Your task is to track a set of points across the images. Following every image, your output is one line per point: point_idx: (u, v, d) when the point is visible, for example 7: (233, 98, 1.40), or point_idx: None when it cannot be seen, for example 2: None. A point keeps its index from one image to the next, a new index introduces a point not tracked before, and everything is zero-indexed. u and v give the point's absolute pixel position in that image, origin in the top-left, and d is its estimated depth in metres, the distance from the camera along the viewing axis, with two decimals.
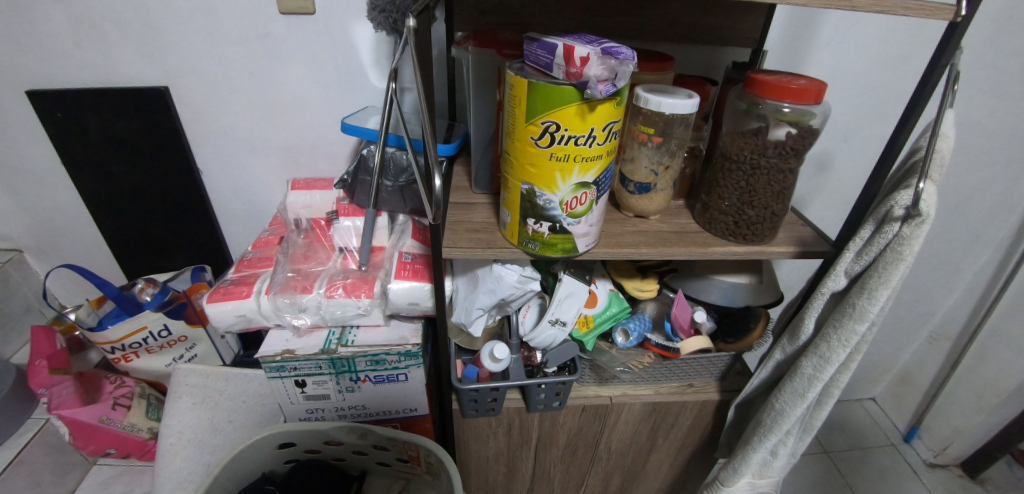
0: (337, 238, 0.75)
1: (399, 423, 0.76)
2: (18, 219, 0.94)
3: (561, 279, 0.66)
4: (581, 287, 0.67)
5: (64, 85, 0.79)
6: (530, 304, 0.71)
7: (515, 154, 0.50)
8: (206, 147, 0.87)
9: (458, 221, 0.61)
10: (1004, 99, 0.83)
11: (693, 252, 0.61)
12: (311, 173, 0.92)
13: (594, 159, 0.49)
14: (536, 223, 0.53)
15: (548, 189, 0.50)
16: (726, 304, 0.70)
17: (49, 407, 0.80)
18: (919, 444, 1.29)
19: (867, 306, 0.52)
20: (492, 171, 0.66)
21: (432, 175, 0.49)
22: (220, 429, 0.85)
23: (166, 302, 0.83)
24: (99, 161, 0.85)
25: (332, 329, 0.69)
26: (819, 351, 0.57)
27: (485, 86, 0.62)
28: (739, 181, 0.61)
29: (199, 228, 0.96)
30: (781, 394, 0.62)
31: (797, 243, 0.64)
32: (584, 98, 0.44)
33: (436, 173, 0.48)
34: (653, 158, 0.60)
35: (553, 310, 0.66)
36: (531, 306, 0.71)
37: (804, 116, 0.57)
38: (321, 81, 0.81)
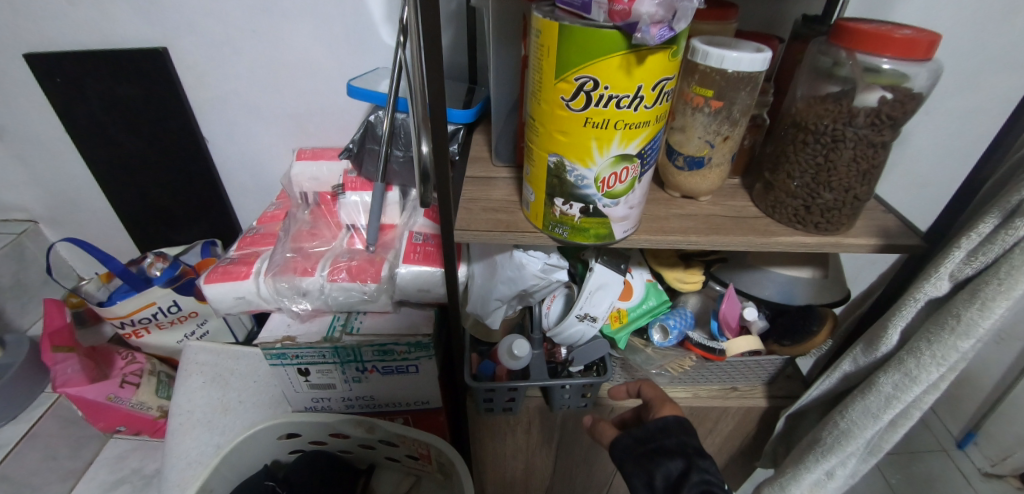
0: (343, 214, 0.68)
1: (410, 416, 0.71)
2: (29, 188, 0.92)
3: (592, 268, 0.57)
4: (616, 277, 0.58)
5: (61, 47, 0.74)
6: (555, 294, 0.63)
7: (542, 119, 0.41)
8: (210, 114, 0.81)
9: (475, 198, 0.53)
10: None
11: (752, 242, 0.51)
12: (318, 144, 0.85)
13: (640, 126, 0.39)
14: (565, 203, 0.44)
15: (581, 163, 0.41)
16: (781, 300, 0.61)
17: (55, 385, 0.78)
18: (974, 452, 1.15)
19: (977, 321, 0.41)
20: (515, 141, 0.57)
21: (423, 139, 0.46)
22: (230, 410, 0.82)
23: (176, 277, 0.80)
24: (103, 129, 0.81)
25: (337, 315, 0.63)
26: (903, 367, 0.46)
27: (509, 41, 0.52)
28: (815, 157, 0.50)
29: (207, 201, 0.91)
30: (848, 412, 0.52)
31: (880, 233, 0.53)
32: (632, 46, 0.35)
33: (422, 138, 0.45)
34: (708, 127, 0.50)
35: (581, 303, 0.58)
36: (556, 295, 0.63)
37: (904, 78, 0.45)
38: (328, 40, 0.73)
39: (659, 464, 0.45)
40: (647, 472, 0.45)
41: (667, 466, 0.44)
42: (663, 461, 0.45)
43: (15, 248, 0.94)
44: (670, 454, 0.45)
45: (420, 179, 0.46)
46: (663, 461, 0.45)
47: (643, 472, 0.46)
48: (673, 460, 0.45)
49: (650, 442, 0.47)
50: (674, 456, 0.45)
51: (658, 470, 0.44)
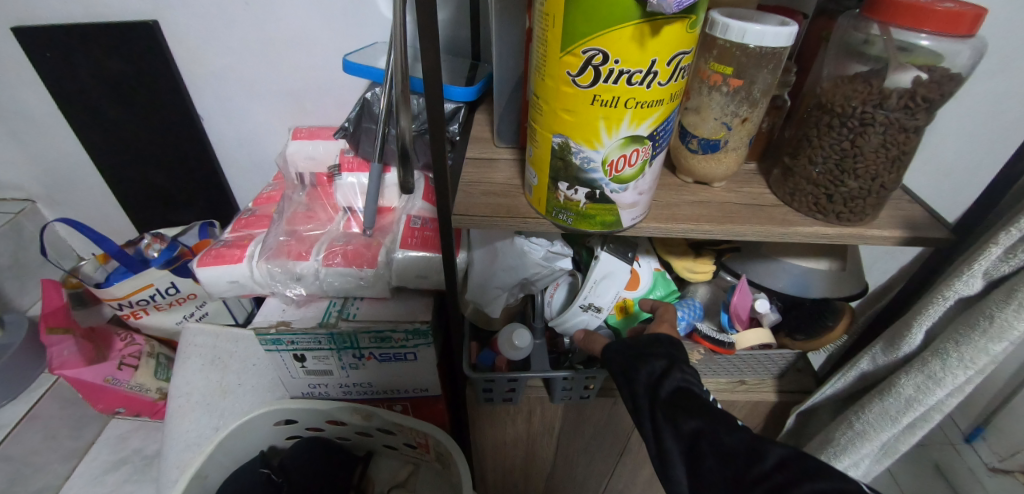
0: (340, 196, 0.65)
1: (408, 403, 0.70)
2: (26, 167, 0.90)
3: (595, 257, 0.56)
4: (623, 266, 0.56)
5: (49, 19, 0.71)
6: (558, 282, 0.61)
7: (546, 96, 0.38)
8: (204, 90, 0.79)
9: (475, 181, 0.50)
10: None
11: (769, 232, 0.48)
12: (316, 122, 0.82)
13: (654, 105, 0.36)
14: (569, 188, 0.41)
15: (588, 144, 0.38)
16: (795, 293, 0.58)
17: (52, 366, 0.77)
18: None
19: (1013, 323, 0.38)
20: (518, 121, 0.54)
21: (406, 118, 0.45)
22: (229, 392, 0.81)
23: (173, 259, 0.79)
24: (95, 106, 0.78)
25: (333, 300, 0.62)
26: (926, 369, 0.44)
27: (513, 12, 0.49)
28: (840, 142, 0.46)
29: (205, 180, 0.89)
30: (864, 412, 0.51)
31: (906, 225, 0.49)
32: (647, 14, 0.31)
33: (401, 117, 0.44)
34: (725, 108, 0.47)
35: (586, 293, 0.56)
36: (559, 283, 0.61)
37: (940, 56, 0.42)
38: (324, 12, 0.69)
39: (645, 364, 0.43)
40: (633, 370, 0.43)
41: (650, 367, 0.43)
42: (649, 360, 0.43)
43: (13, 228, 0.93)
44: (654, 358, 0.43)
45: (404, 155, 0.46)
46: (650, 360, 0.43)
47: (627, 369, 0.44)
48: (656, 361, 0.43)
49: (641, 345, 0.45)
50: (659, 357, 0.43)
51: (643, 369, 0.43)
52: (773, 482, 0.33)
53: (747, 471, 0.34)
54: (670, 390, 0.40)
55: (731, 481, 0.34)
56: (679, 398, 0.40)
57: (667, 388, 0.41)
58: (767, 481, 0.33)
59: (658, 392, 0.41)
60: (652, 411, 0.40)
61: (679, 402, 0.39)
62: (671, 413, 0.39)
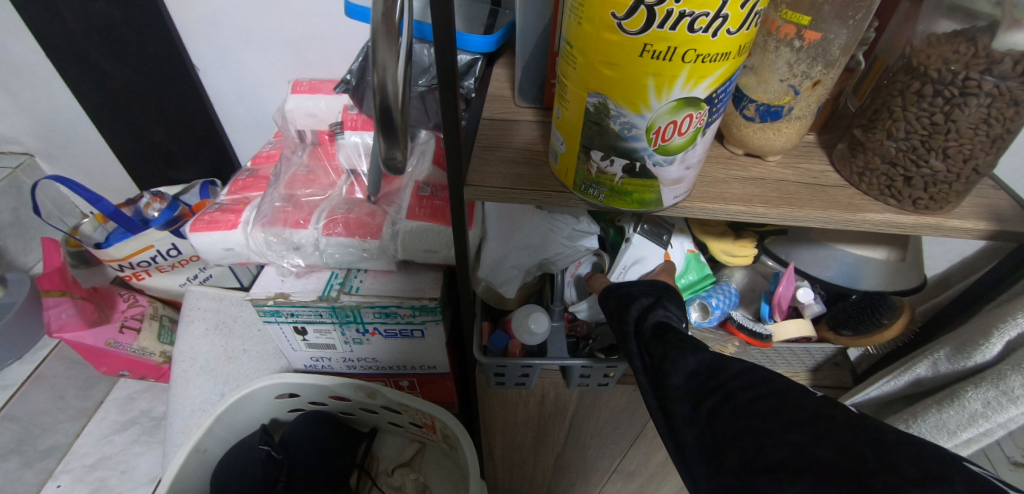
0: (342, 157, 0.60)
1: (415, 379, 0.67)
2: (19, 118, 0.86)
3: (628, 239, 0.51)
4: (658, 250, 0.51)
5: None
6: (579, 263, 0.56)
7: (582, 45, 0.31)
8: (198, 37, 0.72)
9: (492, 146, 0.44)
10: None
11: (834, 219, 0.41)
12: (319, 75, 0.76)
13: (718, 60, 0.29)
14: (603, 159, 0.35)
15: (631, 107, 0.31)
16: (843, 283, 0.53)
17: (50, 329, 0.74)
18: None
19: None
20: (544, 77, 0.47)
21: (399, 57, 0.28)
22: (234, 358, 0.79)
23: (174, 219, 0.75)
24: (83, 53, 0.72)
25: (335, 271, 0.57)
26: (1002, 385, 0.39)
27: None
28: (930, 114, 0.39)
29: (204, 137, 0.84)
30: (916, 422, 0.46)
31: (991, 216, 0.42)
32: None
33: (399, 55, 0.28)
34: (793, 67, 0.39)
35: (614, 273, 0.51)
36: (581, 263, 0.56)
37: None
38: None
39: (630, 301, 0.40)
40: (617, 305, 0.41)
41: (638, 303, 0.40)
42: (636, 296, 0.41)
43: (12, 183, 0.90)
44: (642, 298, 0.40)
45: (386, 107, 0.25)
46: (637, 296, 0.40)
47: (611, 304, 0.42)
48: (643, 297, 0.41)
49: (630, 284, 0.43)
50: (648, 295, 0.41)
51: (629, 304, 0.40)
52: (729, 390, 0.30)
53: (712, 385, 0.31)
54: (651, 322, 0.37)
55: (692, 395, 0.32)
56: (658, 328, 0.37)
57: (648, 319, 0.38)
58: (722, 390, 0.30)
59: (638, 323, 0.38)
60: (628, 341, 0.38)
61: (658, 331, 0.36)
62: (647, 341, 0.36)
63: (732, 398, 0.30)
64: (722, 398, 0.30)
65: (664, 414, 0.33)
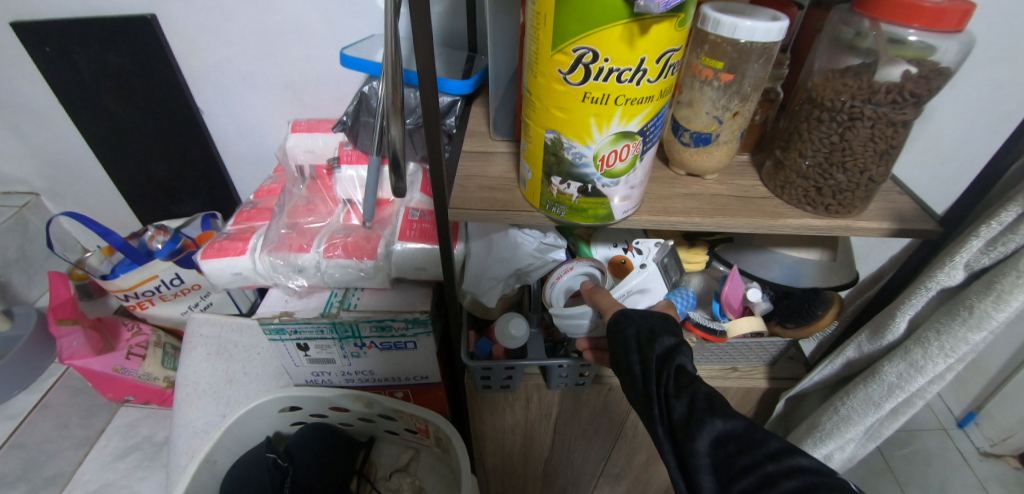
0: (339, 189, 0.67)
1: (409, 390, 0.72)
2: (28, 160, 0.91)
3: (645, 267, 0.55)
4: (661, 290, 0.55)
5: (47, 14, 0.72)
6: (572, 266, 0.57)
7: (538, 93, 0.39)
8: (204, 84, 0.79)
9: (470, 175, 0.51)
10: None
11: (760, 224, 0.49)
12: (315, 115, 0.83)
13: (643, 102, 0.37)
14: (562, 183, 0.42)
15: (579, 140, 0.39)
16: (787, 282, 0.60)
17: (61, 357, 0.78)
18: (973, 431, 1.28)
19: (990, 314, 0.40)
20: (514, 114, 0.55)
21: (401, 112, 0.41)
22: (235, 381, 0.83)
23: (178, 250, 0.81)
24: (95, 100, 0.79)
25: (334, 291, 0.63)
26: (909, 358, 0.46)
27: (505, 5, 0.49)
28: (830, 136, 0.47)
29: (206, 173, 0.90)
30: (849, 399, 0.52)
31: (894, 217, 0.50)
32: (635, 15, 0.32)
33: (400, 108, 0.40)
34: (717, 102, 0.47)
35: (618, 291, 0.54)
36: (574, 267, 0.56)
37: (926, 52, 0.42)
38: (321, 5, 0.70)
39: (655, 338, 0.42)
40: (636, 343, 0.43)
41: (661, 343, 0.42)
42: (658, 336, 0.42)
43: (18, 222, 0.95)
44: (664, 338, 0.42)
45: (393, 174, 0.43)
46: (659, 335, 0.42)
47: (628, 342, 0.43)
48: (668, 336, 0.42)
49: (647, 318, 0.45)
50: (669, 334, 0.43)
51: (654, 344, 0.42)
52: (765, 474, 0.33)
53: (738, 454, 0.35)
54: (674, 371, 0.39)
55: (719, 468, 0.35)
56: (681, 379, 0.39)
57: (670, 367, 0.40)
58: (755, 470, 0.34)
59: (660, 370, 0.40)
60: (651, 387, 0.40)
61: (682, 385, 0.39)
62: (672, 394, 0.38)
63: (769, 481, 0.33)
64: (758, 481, 0.33)
65: (688, 479, 0.36)
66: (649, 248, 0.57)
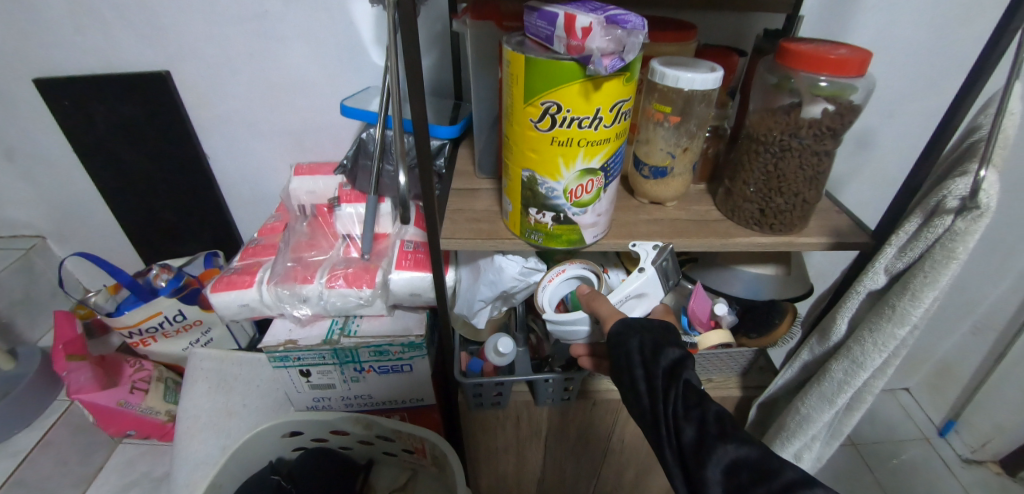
0: (339, 225, 0.73)
1: (406, 413, 0.76)
2: (38, 205, 0.96)
3: (642, 272, 0.55)
4: (655, 292, 0.58)
5: (69, 72, 0.79)
6: (565, 268, 0.62)
7: (514, 138, 0.46)
8: (212, 132, 0.86)
9: (459, 209, 0.58)
10: None
11: (713, 243, 0.56)
12: (315, 158, 0.90)
13: (601, 143, 0.44)
14: (538, 212, 0.49)
15: (550, 176, 0.46)
16: (750, 296, 0.67)
17: (68, 392, 0.81)
18: (954, 438, 1.30)
19: (909, 310, 0.46)
20: (496, 155, 0.62)
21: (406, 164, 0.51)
22: (235, 413, 0.86)
23: (181, 287, 0.85)
24: (108, 147, 0.85)
25: (335, 319, 0.68)
26: (852, 355, 0.52)
27: (485, 64, 0.57)
28: (767, 166, 0.55)
29: (210, 214, 0.96)
30: (807, 398, 0.58)
31: (830, 233, 0.58)
32: (588, 75, 0.40)
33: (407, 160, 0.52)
34: (670, 140, 0.55)
35: (616, 297, 0.56)
36: (566, 270, 0.62)
37: (844, 91, 0.50)
38: (323, 61, 0.78)
39: (660, 352, 0.43)
40: (641, 357, 0.44)
41: (665, 356, 0.42)
42: (663, 348, 0.43)
43: (24, 264, 0.98)
44: (669, 352, 0.43)
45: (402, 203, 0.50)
46: (665, 347, 0.43)
47: (632, 356, 0.44)
48: (673, 349, 0.43)
49: (652, 331, 0.46)
50: (676, 346, 0.44)
51: (659, 358, 0.42)
52: None
53: (750, 481, 0.34)
54: (680, 390, 0.40)
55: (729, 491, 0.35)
56: (689, 400, 0.40)
57: (677, 383, 0.40)
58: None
59: (667, 387, 0.41)
60: (657, 405, 0.40)
61: (690, 405, 0.39)
62: (679, 414, 0.39)
63: None
64: None
65: None
66: (647, 251, 0.55)
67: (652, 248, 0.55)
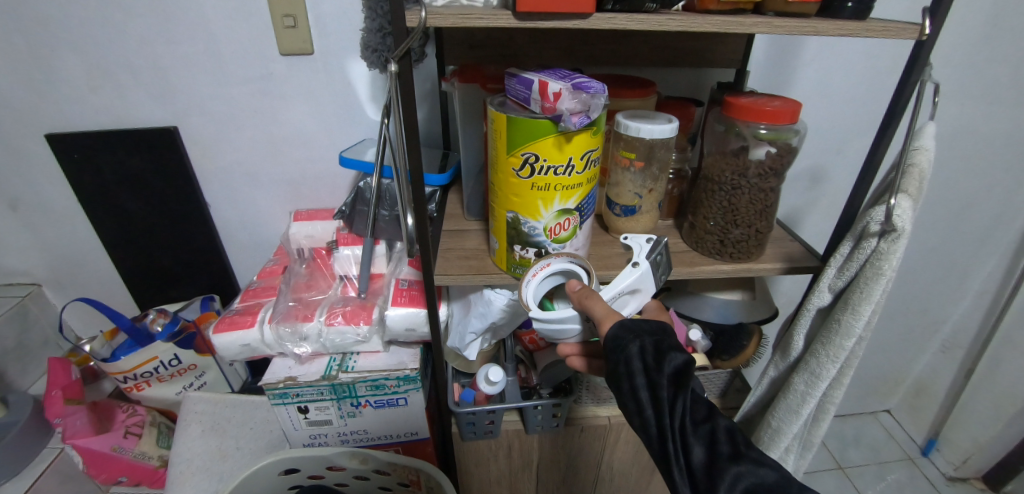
0: (337, 266, 0.77)
1: (401, 447, 0.78)
2: (37, 253, 0.98)
3: (636, 267, 0.52)
4: (649, 289, 0.53)
5: (79, 127, 0.84)
6: (550, 262, 0.52)
7: (499, 184, 0.53)
8: (215, 181, 0.92)
9: (450, 248, 0.64)
10: (977, 112, 0.87)
11: (680, 271, 0.63)
12: (313, 204, 0.96)
13: (574, 187, 0.51)
14: (522, 248, 0.55)
15: (532, 217, 0.52)
16: (720, 321, 0.72)
17: (64, 437, 0.82)
18: (937, 457, 1.32)
19: (852, 323, 0.53)
20: (483, 199, 0.69)
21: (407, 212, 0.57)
22: (228, 455, 0.86)
23: (177, 331, 0.86)
24: (113, 197, 0.89)
25: (333, 356, 0.71)
26: (809, 368, 0.58)
27: (472, 118, 0.64)
28: (722, 202, 0.62)
29: (208, 259, 1.00)
30: (776, 412, 0.63)
31: (784, 258, 0.65)
32: (560, 130, 0.47)
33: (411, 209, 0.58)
34: (637, 182, 0.62)
35: (611, 294, 0.50)
36: (551, 264, 0.52)
37: (782, 135, 0.57)
38: (323, 117, 0.86)
39: (665, 356, 0.40)
40: (642, 364, 0.41)
41: (671, 361, 0.39)
42: (668, 353, 0.40)
43: (19, 311, 0.99)
44: (674, 357, 0.40)
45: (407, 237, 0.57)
46: (669, 353, 0.40)
47: (631, 363, 0.41)
48: (677, 352, 0.40)
49: (652, 334, 0.42)
50: (680, 350, 0.41)
51: (663, 365, 0.39)
52: None
53: None
54: (687, 404, 0.38)
55: None
56: (697, 416, 0.40)
57: (684, 395, 0.39)
58: None
59: (674, 401, 0.39)
60: (665, 422, 0.38)
61: (699, 421, 0.40)
62: (689, 432, 0.39)
63: None
64: None
65: None
66: (640, 245, 0.55)
67: (645, 242, 0.55)
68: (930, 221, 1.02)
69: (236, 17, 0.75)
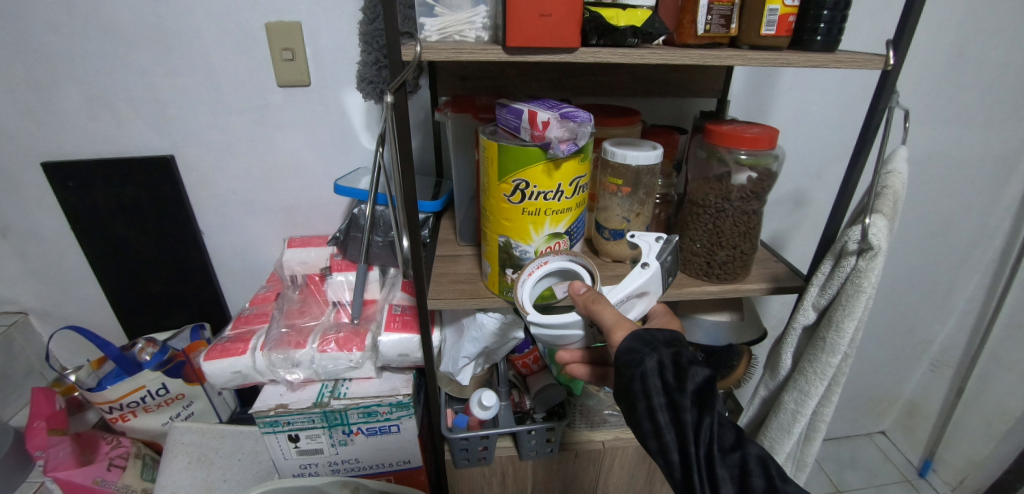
0: (330, 292, 0.77)
1: (393, 476, 0.77)
2: (24, 282, 0.97)
3: (646, 267, 0.53)
4: (656, 290, 0.54)
5: (75, 156, 0.85)
6: (548, 259, 0.52)
7: (491, 210, 0.54)
8: (209, 208, 0.92)
9: (443, 273, 0.64)
10: (946, 138, 0.91)
11: (669, 293, 0.64)
12: (307, 231, 0.97)
13: (563, 211, 0.53)
14: (513, 272, 0.56)
15: (523, 241, 0.54)
16: (711, 343, 0.73)
17: (45, 470, 0.80)
18: (934, 478, 1.31)
19: (836, 340, 0.54)
20: (476, 225, 0.71)
21: (400, 238, 0.58)
22: (215, 489, 0.84)
23: (166, 360, 0.85)
24: (105, 224, 0.90)
25: (325, 382, 0.71)
26: (799, 386, 0.59)
27: (465, 147, 0.67)
28: (706, 225, 0.64)
29: (200, 286, 0.99)
30: (769, 431, 0.64)
31: (770, 279, 0.67)
32: (549, 157, 0.49)
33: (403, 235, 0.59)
34: (625, 206, 0.64)
35: (620, 296, 0.50)
36: (549, 262, 0.52)
37: (762, 159, 0.60)
38: (319, 145, 0.88)
39: (686, 372, 0.40)
40: (660, 381, 0.41)
41: (693, 377, 0.40)
42: (688, 370, 0.40)
43: (4, 340, 0.97)
44: (695, 372, 0.40)
45: (402, 261, 0.58)
46: (690, 369, 0.40)
47: (648, 379, 0.41)
48: (699, 368, 0.41)
49: (668, 346, 0.42)
50: (699, 365, 0.41)
51: (685, 382, 0.40)
52: None
53: None
54: (713, 430, 0.39)
55: None
56: (725, 444, 0.40)
57: (708, 418, 0.39)
58: None
59: (697, 425, 0.39)
60: (689, 449, 0.39)
61: (727, 450, 0.40)
62: (715, 462, 0.38)
63: None
64: None
65: None
66: (649, 243, 0.56)
67: (655, 241, 0.56)
68: (910, 242, 1.05)
69: (235, 52, 0.78)
